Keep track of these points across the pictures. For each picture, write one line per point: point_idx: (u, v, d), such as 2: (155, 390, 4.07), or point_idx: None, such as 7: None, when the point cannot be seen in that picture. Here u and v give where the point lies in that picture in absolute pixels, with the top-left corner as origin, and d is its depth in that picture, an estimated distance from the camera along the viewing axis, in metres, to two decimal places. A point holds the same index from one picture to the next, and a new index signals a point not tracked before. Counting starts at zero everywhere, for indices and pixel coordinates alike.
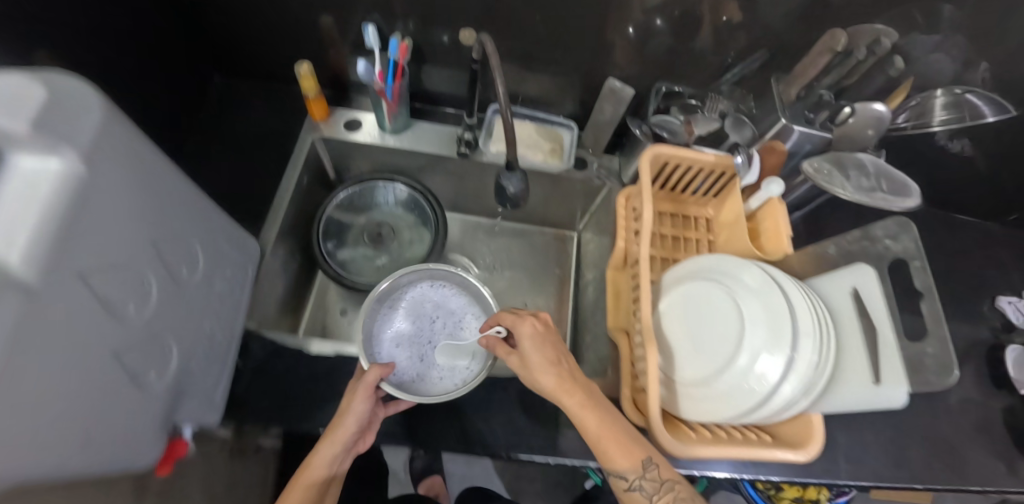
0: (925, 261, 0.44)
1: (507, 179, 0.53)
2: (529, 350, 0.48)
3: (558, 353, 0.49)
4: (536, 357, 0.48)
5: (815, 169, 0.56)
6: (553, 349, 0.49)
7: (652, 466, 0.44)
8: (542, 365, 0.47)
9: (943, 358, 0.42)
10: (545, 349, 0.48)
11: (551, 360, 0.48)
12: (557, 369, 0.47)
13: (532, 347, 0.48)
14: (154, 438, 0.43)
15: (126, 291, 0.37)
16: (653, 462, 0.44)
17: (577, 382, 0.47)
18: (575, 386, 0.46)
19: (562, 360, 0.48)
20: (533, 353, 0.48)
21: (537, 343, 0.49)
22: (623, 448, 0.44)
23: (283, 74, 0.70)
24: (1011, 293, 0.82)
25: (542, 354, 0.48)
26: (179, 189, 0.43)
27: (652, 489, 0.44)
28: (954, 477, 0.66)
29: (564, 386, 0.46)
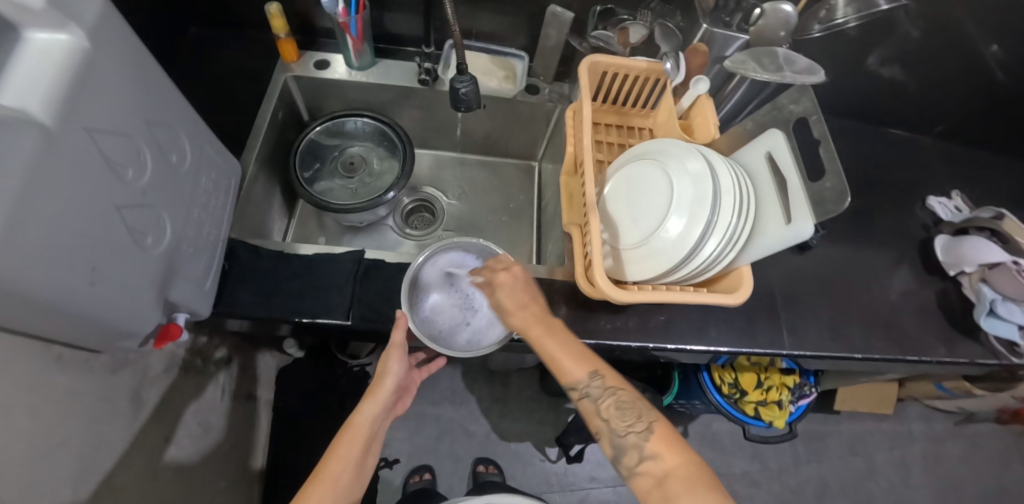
0: (821, 114, 0.51)
1: (460, 82, 0.63)
2: (502, 296, 0.55)
3: (527, 295, 0.54)
4: (510, 301, 0.54)
5: (733, 62, 0.60)
6: (523, 293, 0.55)
7: (598, 376, 0.50)
8: (514, 308, 0.54)
9: (839, 188, 0.45)
10: (514, 293, 0.54)
11: (521, 303, 0.54)
12: (524, 310, 0.53)
13: (504, 294, 0.55)
14: (152, 307, 0.49)
15: (127, 157, 0.43)
16: (600, 372, 0.50)
17: (542, 316, 0.53)
18: (540, 323, 0.52)
19: (530, 302, 0.54)
20: (504, 299, 0.54)
21: (509, 290, 0.55)
22: (577, 361, 0.50)
23: (255, 22, 0.77)
24: (943, 193, 0.87)
25: (512, 299, 0.54)
26: (165, 87, 0.49)
27: (599, 394, 0.49)
28: (892, 349, 0.71)
29: (529, 324, 0.52)
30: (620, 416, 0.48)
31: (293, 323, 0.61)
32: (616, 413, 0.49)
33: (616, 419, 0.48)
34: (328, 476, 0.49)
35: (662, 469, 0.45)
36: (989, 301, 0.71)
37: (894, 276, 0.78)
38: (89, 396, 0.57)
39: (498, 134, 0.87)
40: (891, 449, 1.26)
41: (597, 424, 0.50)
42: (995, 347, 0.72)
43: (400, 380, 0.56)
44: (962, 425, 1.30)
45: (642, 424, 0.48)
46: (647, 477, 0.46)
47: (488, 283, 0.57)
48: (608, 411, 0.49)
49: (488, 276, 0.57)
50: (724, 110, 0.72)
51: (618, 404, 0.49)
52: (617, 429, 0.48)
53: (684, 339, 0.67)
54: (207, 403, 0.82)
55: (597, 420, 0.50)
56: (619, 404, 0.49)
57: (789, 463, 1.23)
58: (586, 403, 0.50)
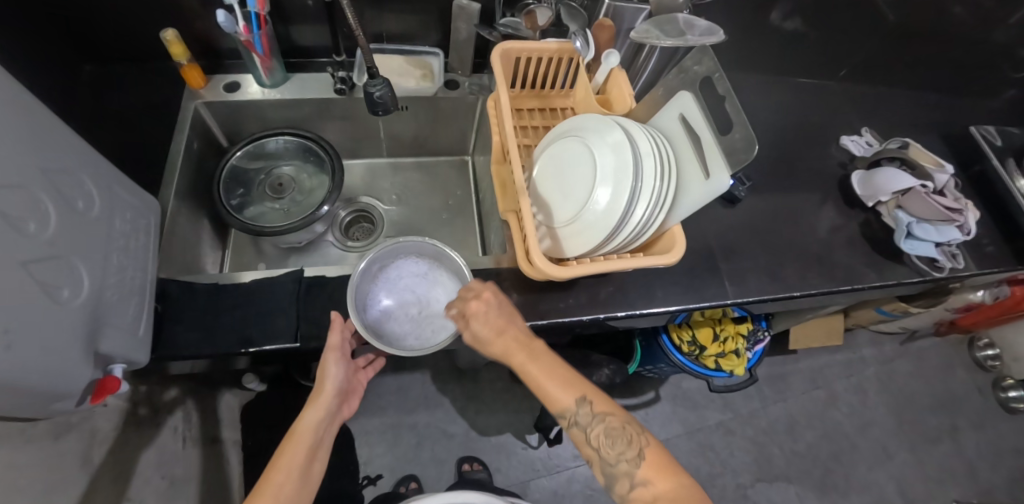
0: (722, 70, 0.53)
1: (374, 86, 0.62)
2: (476, 326, 0.51)
3: (504, 319, 0.52)
4: (487, 331, 0.51)
5: (641, 33, 0.62)
6: (500, 319, 0.52)
7: (586, 403, 0.50)
8: (491, 338, 0.51)
9: (747, 135, 0.49)
10: (490, 320, 0.51)
11: (498, 330, 0.51)
12: (502, 337, 0.51)
13: (478, 323, 0.51)
14: (82, 362, 0.46)
15: (26, 209, 0.41)
16: (588, 399, 0.50)
17: (523, 342, 0.51)
18: (521, 349, 0.51)
19: (508, 327, 0.52)
20: (480, 328, 0.51)
21: (483, 318, 0.51)
22: (564, 388, 0.50)
23: (152, 51, 0.73)
24: (853, 131, 0.93)
25: (489, 326, 0.51)
26: (57, 131, 0.46)
27: (588, 422, 0.50)
28: (826, 282, 0.76)
29: (512, 353, 0.51)
30: (611, 443, 0.50)
31: (238, 355, 0.60)
32: (606, 441, 0.50)
33: (607, 447, 0.50)
34: (270, 489, 0.47)
35: (653, 494, 0.47)
36: (906, 225, 0.77)
37: (818, 215, 0.82)
38: (27, 469, 0.53)
39: (427, 134, 0.86)
40: (847, 376, 1.34)
41: (588, 451, 0.51)
42: (919, 266, 0.78)
43: (342, 383, 0.56)
44: (908, 343, 1.40)
45: (632, 449, 0.49)
46: (640, 503, 0.48)
47: (461, 315, 0.53)
48: (598, 438, 0.50)
49: (459, 306, 0.53)
50: (640, 81, 0.74)
51: (607, 430, 0.50)
52: (608, 457, 0.50)
53: (633, 304, 0.69)
54: (169, 453, 0.78)
55: (588, 447, 0.51)
56: (608, 430, 0.50)
57: (759, 406, 1.29)
58: (576, 431, 0.51)
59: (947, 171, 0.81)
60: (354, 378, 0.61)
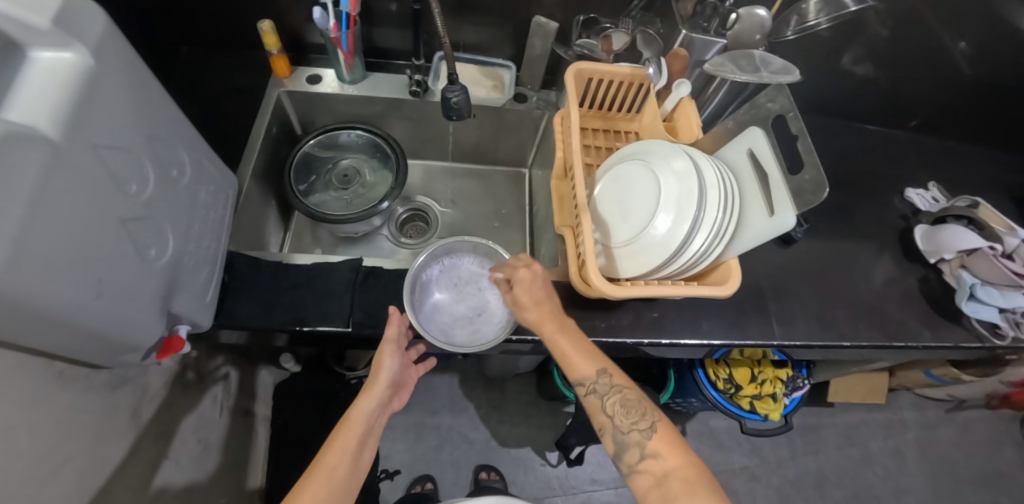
0: (796, 110, 0.53)
1: (452, 92, 0.66)
2: (520, 292, 0.54)
3: (544, 291, 0.54)
4: (526, 298, 0.54)
5: (714, 66, 0.62)
6: (542, 291, 0.54)
7: (606, 375, 0.52)
8: (530, 304, 0.54)
9: (817, 178, 0.47)
10: (533, 289, 0.54)
11: (537, 300, 0.54)
12: (540, 306, 0.53)
13: (522, 291, 0.54)
14: (155, 319, 0.49)
15: (131, 171, 0.44)
16: (608, 371, 0.53)
17: (556, 315, 0.54)
18: (553, 319, 0.53)
19: (546, 299, 0.54)
20: (522, 296, 0.54)
21: (527, 286, 0.54)
22: (586, 359, 0.53)
23: (246, 40, 0.79)
24: (919, 184, 0.90)
25: (530, 295, 0.54)
26: (165, 105, 0.50)
27: (606, 391, 0.52)
28: (880, 336, 0.73)
29: (545, 321, 0.53)
30: (627, 413, 0.51)
31: (292, 333, 0.62)
32: (621, 411, 0.52)
33: (622, 416, 0.51)
34: (324, 470, 0.49)
35: (663, 468, 0.48)
36: (969, 286, 0.73)
37: (876, 266, 0.80)
38: (91, 414, 0.57)
39: (488, 142, 0.89)
40: (885, 438, 1.28)
41: (601, 419, 0.53)
42: (978, 331, 0.75)
43: (395, 374, 0.57)
44: (953, 412, 1.32)
45: (646, 422, 0.51)
46: (647, 474, 0.49)
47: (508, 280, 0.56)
48: (614, 408, 0.52)
49: (507, 273, 0.57)
50: (707, 111, 0.75)
51: (623, 401, 0.52)
52: (621, 426, 0.51)
53: (677, 333, 0.68)
54: (206, 419, 0.82)
55: (601, 415, 0.53)
56: (624, 401, 0.52)
57: (787, 456, 1.24)
58: (592, 399, 0.53)
59: (1017, 235, 0.78)
60: (406, 372, 0.61)
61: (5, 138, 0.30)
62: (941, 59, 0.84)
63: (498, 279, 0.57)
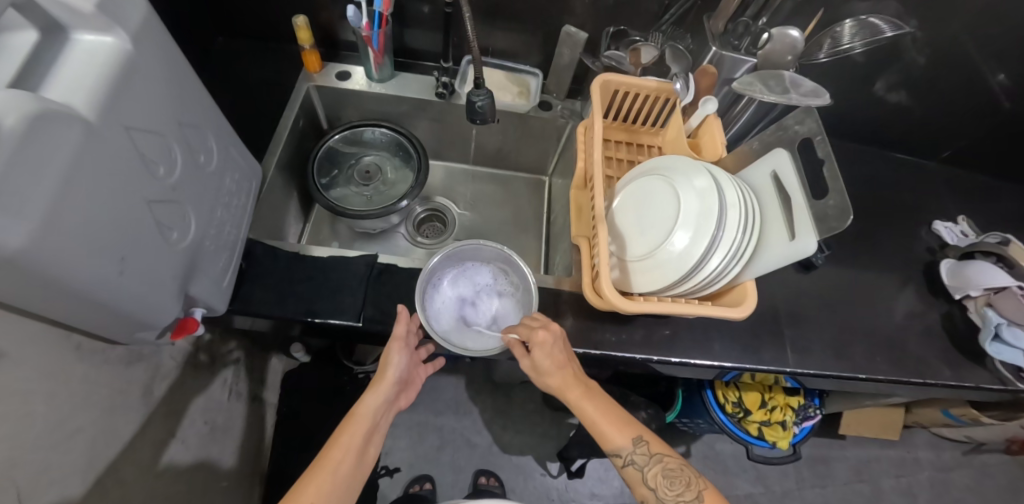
0: (825, 134, 0.52)
1: (477, 96, 0.66)
2: (540, 358, 0.53)
3: (565, 356, 0.54)
4: (547, 364, 0.53)
5: (741, 84, 0.61)
6: (562, 355, 0.53)
7: (642, 443, 0.54)
8: (552, 371, 0.53)
9: (841, 204, 0.46)
10: (554, 354, 0.53)
11: (558, 365, 0.53)
12: (564, 372, 0.54)
13: (543, 357, 0.53)
14: (173, 300, 0.51)
15: (160, 155, 0.46)
16: (643, 439, 0.54)
17: (582, 380, 0.55)
18: (580, 386, 0.54)
19: (567, 364, 0.54)
20: (543, 361, 0.53)
21: (548, 350, 0.52)
22: (618, 428, 0.54)
23: (281, 34, 0.81)
24: (948, 218, 0.88)
25: (551, 361, 0.53)
26: (197, 92, 0.52)
27: (644, 462, 0.54)
28: (897, 370, 0.71)
29: (570, 388, 0.54)
30: (669, 484, 0.53)
31: (304, 323, 0.63)
32: (664, 481, 0.53)
33: (665, 487, 0.53)
34: (328, 465, 0.49)
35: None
36: (993, 325, 0.70)
37: (898, 298, 0.78)
38: (105, 388, 0.58)
39: (510, 148, 0.89)
40: (897, 476, 1.24)
41: (643, 491, 0.54)
42: (1001, 373, 0.72)
43: (403, 371, 0.58)
44: (971, 454, 1.27)
45: (691, 492, 0.53)
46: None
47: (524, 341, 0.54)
48: (655, 479, 0.54)
49: (523, 333, 0.55)
50: (732, 129, 0.74)
51: (665, 471, 0.54)
52: (666, 498, 0.53)
53: (687, 353, 0.67)
54: (215, 401, 0.83)
55: (643, 487, 0.54)
56: (665, 471, 0.54)
57: (794, 486, 1.21)
58: (632, 470, 0.54)
59: None
60: (414, 370, 0.61)
61: (41, 117, 0.31)
62: (980, 92, 0.81)
63: (513, 342, 0.55)
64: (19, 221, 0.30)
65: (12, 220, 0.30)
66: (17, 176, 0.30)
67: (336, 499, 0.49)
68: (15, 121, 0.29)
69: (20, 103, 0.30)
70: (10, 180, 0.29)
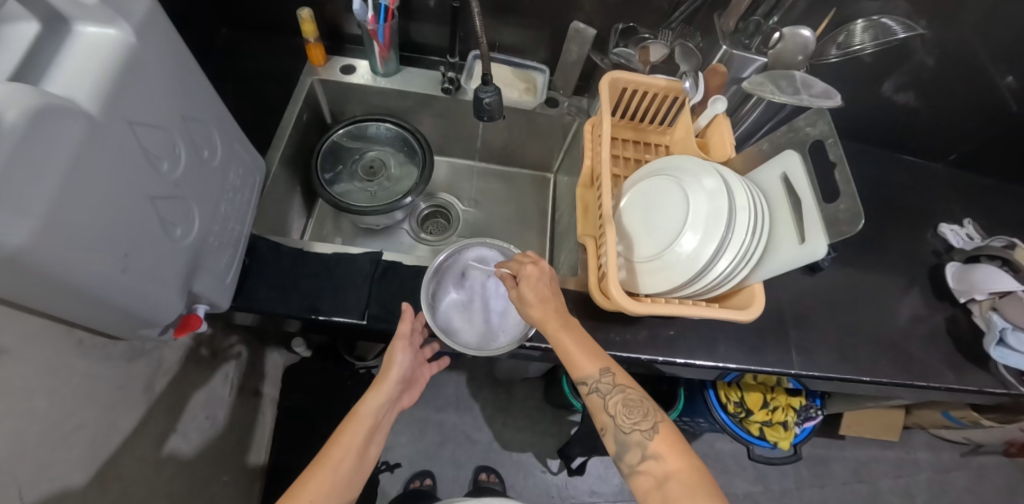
0: (837, 137, 0.51)
1: (485, 92, 0.66)
2: (525, 289, 0.53)
3: (550, 289, 0.54)
4: (532, 294, 0.53)
5: (751, 83, 0.60)
6: (548, 288, 0.53)
7: (609, 373, 0.51)
8: (535, 302, 0.53)
9: (853, 209, 0.46)
10: (540, 287, 0.53)
11: (542, 297, 0.53)
12: (545, 304, 0.52)
13: (528, 287, 0.53)
14: (177, 296, 0.50)
15: (163, 149, 0.45)
16: (611, 370, 0.51)
17: (561, 312, 0.53)
18: (558, 316, 0.52)
19: (551, 297, 0.53)
20: (528, 292, 0.53)
21: (534, 283, 0.53)
22: (588, 356, 0.51)
23: (285, 27, 0.80)
24: (955, 221, 0.88)
25: (536, 293, 0.53)
26: (201, 86, 0.51)
27: (608, 390, 0.50)
28: (901, 373, 0.71)
29: (548, 319, 0.52)
30: (629, 413, 0.50)
31: (308, 320, 0.63)
32: (624, 410, 0.50)
33: (624, 416, 0.50)
34: (329, 464, 0.49)
35: (664, 469, 0.46)
36: (999, 330, 0.70)
37: (903, 301, 0.78)
38: (106, 383, 0.58)
39: (515, 144, 0.89)
40: (895, 477, 1.25)
41: (603, 419, 0.51)
42: (1004, 377, 0.72)
43: (407, 370, 0.57)
44: (969, 456, 1.28)
45: (648, 422, 0.49)
46: (648, 476, 0.47)
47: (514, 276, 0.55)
48: (615, 407, 0.50)
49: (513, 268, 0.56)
50: (740, 128, 0.73)
51: (626, 401, 0.50)
52: (623, 425, 0.50)
53: (691, 353, 0.67)
54: (215, 396, 0.82)
55: (604, 414, 0.51)
56: (627, 401, 0.50)
57: (793, 486, 1.22)
58: (595, 398, 0.51)
59: None
60: (417, 368, 0.61)
61: (42, 111, 0.30)
62: (988, 96, 0.80)
63: (504, 275, 0.57)
64: (20, 219, 0.30)
65: (13, 217, 0.29)
66: (19, 171, 0.29)
67: (337, 497, 0.48)
68: (18, 115, 0.29)
69: (21, 97, 0.30)
70: (11, 177, 0.29)
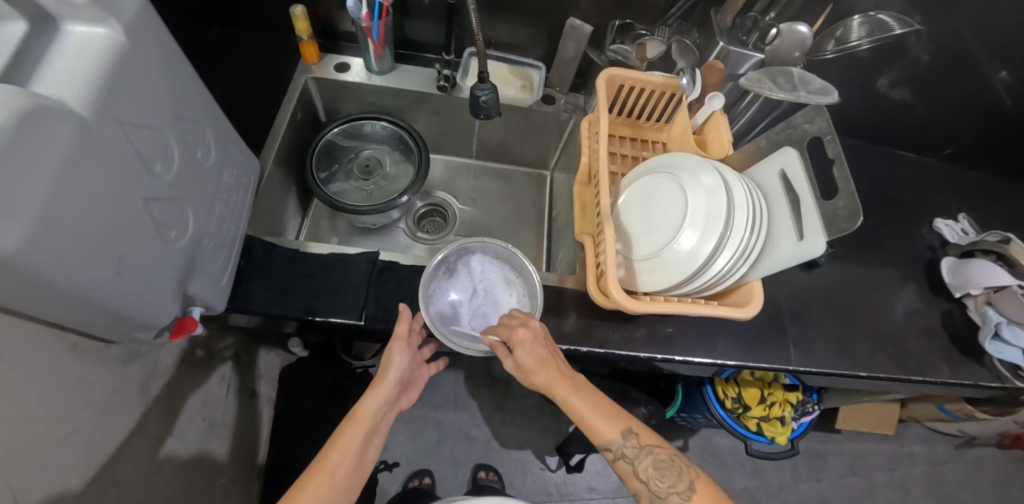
0: (835, 133, 0.51)
1: (481, 91, 0.65)
2: (522, 356, 0.53)
3: (546, 351, 0.53)
4: (530, 360, 0.52)
5: (749, 80, 0.60)
6: (543, 350, 0.53)
7: (632, 435, 0.51)
8: (536, 368, 0.52)
9: (852, 206, 0.45)
10: (535, 351, 0.53)
11: (541, 362, 0.52)
12: (546, 369, 0.52)
13: (524, 354, 0.53)
14: (172, 299, 0.49)
15: (156, 151, 0.44)
16: (633, 431, 0.51)
17: (566, 375, 0.53)
18: (564, 381, 0.52)
19: (551, 360, 0.53)
20: (525, 359, 0.53)
21: (529, 348, 0.53)
22: (608, 420, 0.51)
23: (278, 24, 0.79)
24: (949, 216, 0.88)
25: (534, 358, 0.52)
26: (194, 85, 0.50)
27: (635, 455, 0.51)
28: (897, 368, 0.71)
29: (556, 386, 0.52)
30: (661, 476, 0.50)
31: (304, 321, 0.62)
32: (656, 473, 0.50)
33: (657, 480, 0.50)
34: (327, 467, 0.49)
35: None
36: (994, 324, 0.71)
37: (899, 297, 0.78)
38: (102, 386, 0.57)
39: (511, 142, 0.88)
40: (891, 470, 1.26)
41: (636, 485, 0.52)
42: (1000, 371, 0.73)
43: (405, 371, 0.57)
44: (963, 448, 1.29)
45: (683, 483, 0.49)
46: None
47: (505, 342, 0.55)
48: (646, 471, 0.51)
49: (504, 334, 0.55)
50: (737, 125, 0.73)
51: (655, 462, 0.51)
52: (658, 490, 0.50)
53: (690, 351, 0.67)
54: (212, 398, 0.82)
55: (635, 480, 0.51)
56: (656, 462, 0.51)
57: (789, 480, 1.23)
58: (622, 464, 0.52)
59: None
60: (415, 370, 0.61)
61: (32, 113, 0.30)
62: (982, 91, 0.81)
63: (494, 344, 0.56)
64: (11, 224, 0.29)
65: (6, 221, 0.29)
66: (8, 175, 0.29)
67: (336, 500, 0.48)
68: (6, 117, 0.28)
69: (10, 98, 0.29)
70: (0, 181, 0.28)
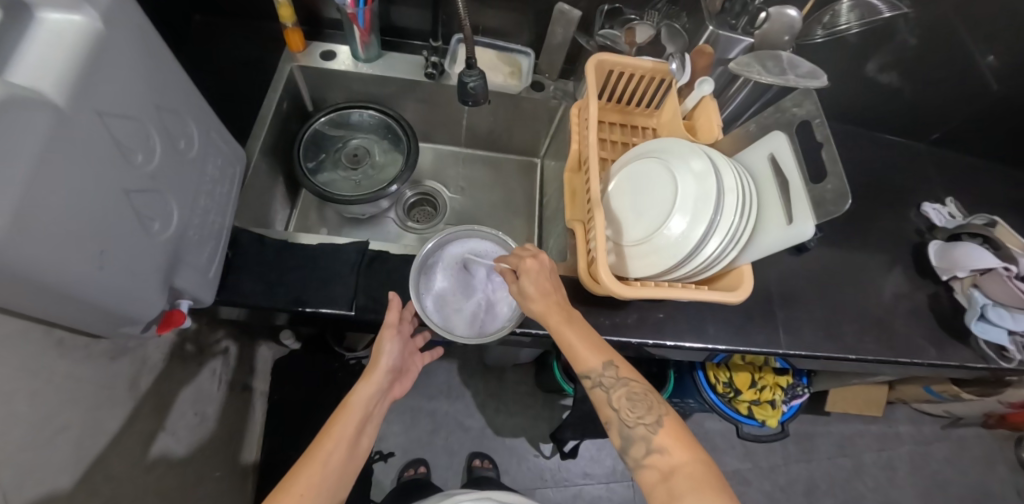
0: (824, 117, 0.51)
1: (469, 77, 0.64)
2: (527, 284, 0.54)
3: (550, 283, 0.55)
4: (533, 288, 0.54)
5: (738, 63, 0.60)
6: (548, 282, 0.54)
7: (612, 367, 0.52)
8: (537, 296, 0.54)
9: (840, 188, 0.46)
10: (541, 281, 0.54)
11: (543, 290, 0.54)
12: (546, 297, 0.53)
13: (529, 282, 0.54)
14: (158, 293, 0.49)
15: (137, 142, 0.43)
16: (614, 364, 0.52)
17: (562, 305, 0.54)
18: (559, 310, 0.53)
19: (552, 290, 0.54)
20: (529, 286, 0.54)
21: (534, 277, 0.54)
22: (593, 350, 0.52)
23: (261, 11, 0.77)
24: (936, 200, 0.89)
25: (537, 286, 0.54)
26: (174, 73, 0.49)
27: (611, 384, 0.51)
28: (884, 349, 0.72)
29: (550, 312, 0.53)
30: (633, 407, 0.51)
31: (294, 313, 0.62)
32: (628, 403, 0.51)
33: (628, 410, 0.51)
34: (319, 458, 0.48)
35: (669, 463, 0.47)
36: (980, 306, 0.72)
37: (887, 280, 0.79)
38: (90, 381, 0.57)
39: (501, 130, 0.88)
40: (878, 450, 1.28)
41: (607, 414, 0.52)
42: (984, 351, 0.73)
43: (396, 360, 0.57)
44: (949, 428, 1.32)
45: (652, 416, 0.50)
46: (654, 469, 0.48)
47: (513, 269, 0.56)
48: (620, 401, 0.51)
49: (512, 262, 0.57)
50: (727, 110, 0.74)
51: (629, 394, 0.51)
52: (627, 419, 0.51)
53: (681, 336, 0.67)
54: (203, 392, 0.81)
55: (608, 409, 0.52)
56: (630, 394, 0.51)
57: (780, 461, 1.25)
58: (598, 392, 0.52)
59: None
60: (408, 359, 0.61)
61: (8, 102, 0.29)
62: (970, 75, 0.81)
63: (504, 270, 0.58)
64: None
65: None
66: None
67: (330, 490, 0.48)
68: None
69: None
70: None
